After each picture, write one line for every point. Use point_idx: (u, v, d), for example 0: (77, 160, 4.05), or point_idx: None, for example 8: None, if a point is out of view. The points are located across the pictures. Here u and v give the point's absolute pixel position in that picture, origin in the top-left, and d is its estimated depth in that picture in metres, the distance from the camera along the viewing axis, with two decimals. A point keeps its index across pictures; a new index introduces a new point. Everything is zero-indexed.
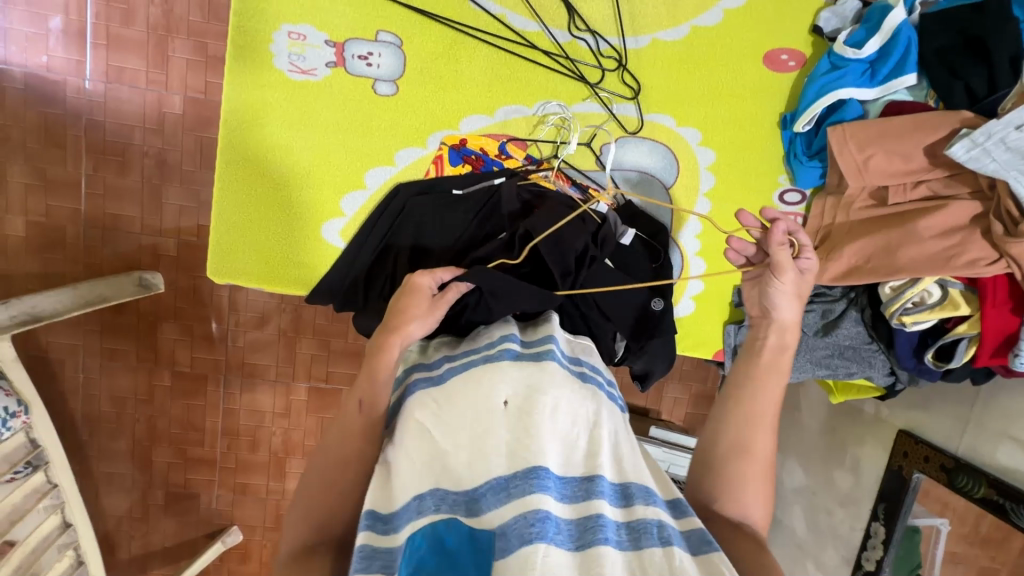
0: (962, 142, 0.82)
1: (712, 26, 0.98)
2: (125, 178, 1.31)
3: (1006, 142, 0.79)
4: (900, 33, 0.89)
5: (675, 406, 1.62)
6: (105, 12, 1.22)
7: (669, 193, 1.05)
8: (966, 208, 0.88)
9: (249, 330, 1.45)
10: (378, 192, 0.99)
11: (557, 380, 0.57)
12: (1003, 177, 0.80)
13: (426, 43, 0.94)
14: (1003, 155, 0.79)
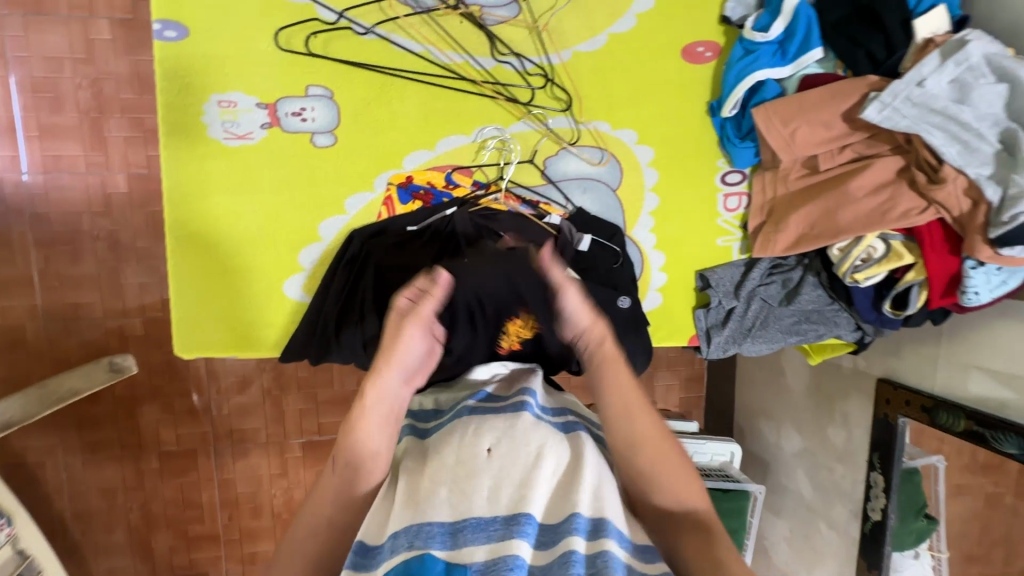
0: (873, 104, 0.87)
1: (627, 31, 1.03)
2: (79, 265, 1.29)
3: (911, 98, 0.85)
4: (800, 14, 0.95)
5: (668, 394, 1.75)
6: (33, 104, 1.21)
7: (617, 196, 1.08)
8: (889, 164, 0.93)
9: (232, 396, 1.42)
10: (334, 242, 0.99)
11: (537, 427, 0.59)
12: (917, 131, 0.85)
13: (357, 90, 0.96)
14: (911, 111, 0.85)
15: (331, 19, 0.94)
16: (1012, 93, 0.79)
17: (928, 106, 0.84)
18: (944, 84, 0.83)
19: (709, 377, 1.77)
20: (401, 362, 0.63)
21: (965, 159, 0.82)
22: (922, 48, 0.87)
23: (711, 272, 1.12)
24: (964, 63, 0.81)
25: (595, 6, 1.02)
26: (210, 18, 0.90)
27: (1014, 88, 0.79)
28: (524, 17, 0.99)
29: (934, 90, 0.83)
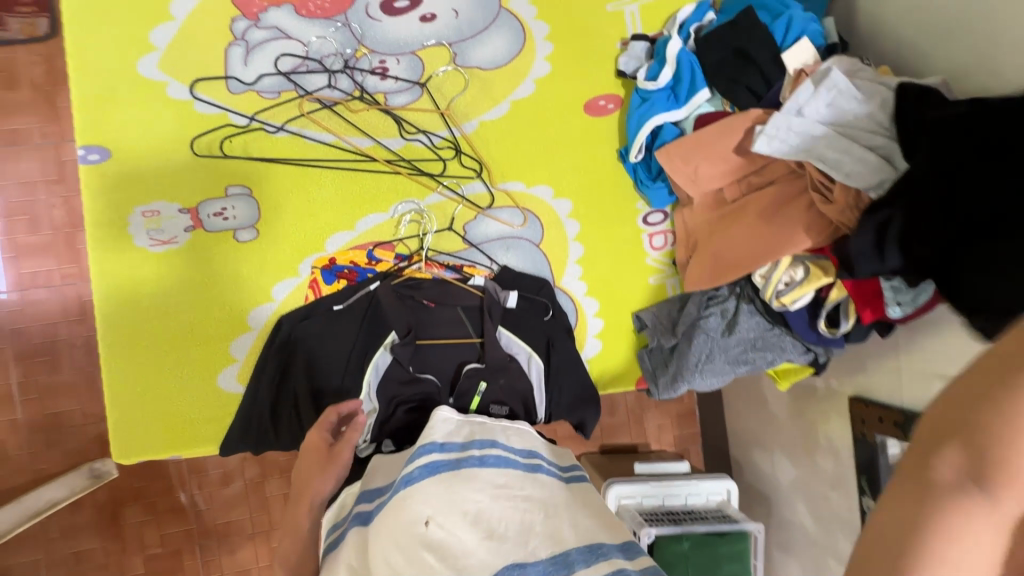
0: (761, 139, 0.88)
1: (528, 96, 1.09)
2: (58, 374, 1.33)
3: (794, 128, 0.86)
4: (682, 60, 1.02)
5: (661, 433, 1.72)
6: (10, 227, 1.29)
7: (541, 250, 1.10)
8: (787, 189, 0.92)
9: (217, 489, 1.41)
10: (264, 331, 1.01)
11: (473, 481, 0.69)
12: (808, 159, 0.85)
13: (274, 185, 1.01)
14: (799, 141, 0.86)
15: (244, 123, 1.00)
16: (881, 105, 0.80)
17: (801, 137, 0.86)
18: (822, 109, 0.85)
19: (700, 409, 1.74)
20: (340, 465, 0.77)
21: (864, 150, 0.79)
22: (794, 79, 0.92)
23: (645, 311, 1.12)
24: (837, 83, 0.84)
25: (493, 78, 1.08)
26: (132, 139, 0.97)
27: (892, 98, 0.80)
28: (427, 98, 1.06)
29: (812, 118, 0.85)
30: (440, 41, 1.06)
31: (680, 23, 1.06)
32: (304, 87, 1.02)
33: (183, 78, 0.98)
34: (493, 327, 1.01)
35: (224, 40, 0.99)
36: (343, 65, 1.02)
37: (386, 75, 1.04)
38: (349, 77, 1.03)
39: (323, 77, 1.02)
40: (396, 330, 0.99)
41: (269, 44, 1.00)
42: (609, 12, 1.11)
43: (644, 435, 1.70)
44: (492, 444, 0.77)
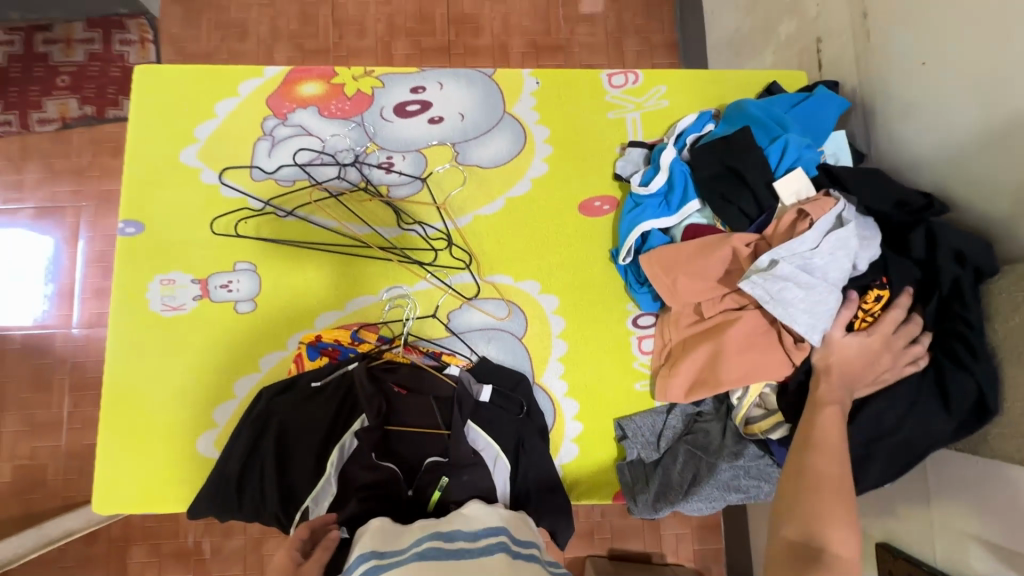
0: (749, 286, 0.86)
1: (524, 193, 1.13)
2: None
3: (776, 276, 0.85)
4: (674, 169, 1.02)
5: (679, 544, 1.57)
6: None
7: (523, 344, 1.09)
8: (757, 317, 0.93)
9: (220, 539, 1.50)
10: (246, 399, 1.06)
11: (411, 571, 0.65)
12: (790, 308, 0.85)
13: (277, 263, 1.09)
14: (780, 289, 0.85)
15: (259, 206, 1.11)
16: (844, 246, 0.84)
17: (783, 297, 0.85)
18: (797, 257, 0.85)
19: (724, 523, 1.57)
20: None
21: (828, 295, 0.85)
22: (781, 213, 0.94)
23: (629, 420, 1.05)
24: (807, 240, 0.86)
25: (492, 175, 1.13)
26: (164, 213, 1.10)
27: (850, 236, 0.84)
28: (426, 193, 1.12)
29: (791, 266, 0.85)
30: (444, 141, 1.14)
31: (678, 132, 1.07)
32: (317, 177, 1.12)
33: (216, 165, 1.12)
34: (462, 421, 0.98)
35: (256, 135, 1.13)
36: (354, 160, 1.12)
37: (391, 169, 1.13)
38: (358, 171, 1.12)
39: (334, 169, 1.12)
40: (367, 414, 1.00)
41: (293, 140, 1.13)
42: (610, 119, 1.15)
43: (658, 544, 1.55)
44: (432, 536, 0.74)
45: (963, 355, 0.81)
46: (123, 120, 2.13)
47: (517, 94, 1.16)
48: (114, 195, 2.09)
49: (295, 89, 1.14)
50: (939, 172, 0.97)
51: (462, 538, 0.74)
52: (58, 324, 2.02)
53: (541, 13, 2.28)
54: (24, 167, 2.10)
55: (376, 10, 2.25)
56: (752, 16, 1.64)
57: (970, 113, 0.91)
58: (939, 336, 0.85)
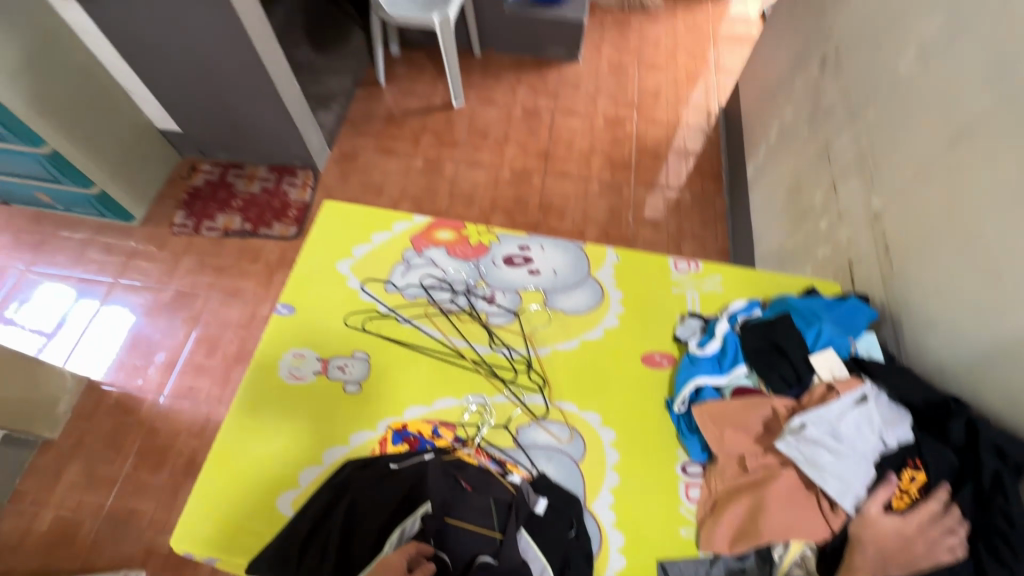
0: (783, 442, 1.02)
1: (597, 338, 1.36)
2: None
3: (805, 436, 1.01)
4: (727, 339, 1.23)
5: None
6: None
7: (579, 469, 1.20)
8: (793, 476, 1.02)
9: None
10: (330, 467, 1.19)
11: None
12: (819, 467, 0.98)
13: (386, 356, 1.33)
14: (809, 448, 1.00)
15: (385, 311, 1.39)
16: (864, 419, 1.01)
17: (816, 459, 0.99)
18: (824, 422, 1.01)
19: None
20: None
21: (854, 461, 0.98)
22: (823, 393, 1.09)
23: (672, 563, 1.10)
24: (832, 409, 1.02)
25: (572, 320, 1.38)
26: (313, 303, 1.39)
27: (870, 411, 1.02)
28: (517, 324, 1.38)
29: (819, 429, 1.01)
30: (538, 287, 1.43)
31: (731, 310, 1.29)
32: (434, 297, 1.41)
33: (361, 275, 1.44)
34: (516, 528, 1.07)
35: (396, 259, 1.47)
36: (466, 290, 1.42)
37: (493, 301, 1.41)
38: (467, 299, 1.41)
39: (448, 294, 1.41)
40: (430, 501, 1.10)
41: (423, 268, 1.45)
42: (674, 293, 1.42)
43: None
44: None
45: (1004, 554, 0.86)
46: (269, 237, 2.65)
47: (600, 263, 1.47)
48: (241, 291, 2.51)
49: (433, 234, 1.51)
50: (967, 374, 1.14)
51: None
52: (151, 389, 2.27)
53: (615, 212, 2.79)
54: (182, 259, 2.59)
55: (484, 190, 2.85)
56: (793, 239, 2.00)
57: (982, 330, 1.11)
58: (979, 528, 0.90)
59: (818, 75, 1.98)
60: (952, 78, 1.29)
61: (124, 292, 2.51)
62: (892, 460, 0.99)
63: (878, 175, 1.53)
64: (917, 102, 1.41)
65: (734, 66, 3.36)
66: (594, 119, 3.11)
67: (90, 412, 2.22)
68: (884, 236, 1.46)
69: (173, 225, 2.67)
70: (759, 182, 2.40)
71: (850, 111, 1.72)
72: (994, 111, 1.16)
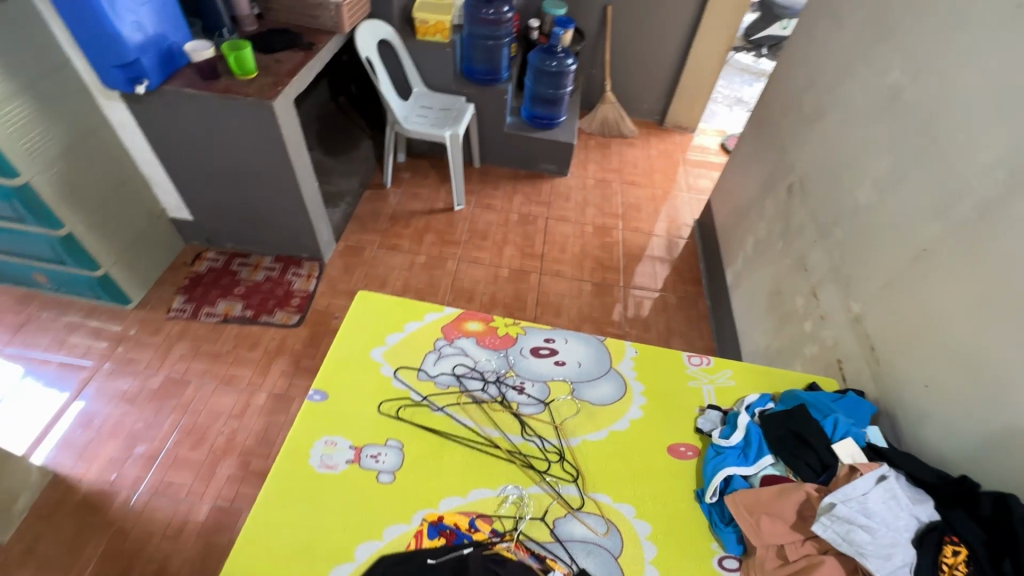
0: (818, 523, 1.05)
1: (623, 429, 1.41)
2: None
3: (838, 515, 1.05)
4: (750, 429, 1.32)
5: None
6: None
7: (618, 563, 1.19)
8: (834, 567, 1.06)
9: None
10: (362, 564, 1.14)
11: None
12: (855, 545, 1.02)
13: (420, 445, 1.33)
14: (841, 526, 1.04)
15: (418, 399, 1.42)
16: (890, 496, 1.07)
17: (853, 538, 1.02)
18: (852, 501, 1.07)
19: None
20: None
21: (885, 539, 1.02)
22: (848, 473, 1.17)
23: None
24: (857, 487, 1.09)
25: (599, 410, 1.44)
26: (346, 391, 1.41)
27: (894, 488, 1.08)
28: (547, 413, 1.42)
29: (849, 507, 1.05)
30: (564, 378, 1.50)
31: (747, 403, 1.40)
32: (466, 386, 1.46)
33: (394, 362, 1.48)
34: None
35: (428, 348, 1.53)
36: (496, 378, 1.48)
37: (522, 390, 1.46)
38: (497, 388, 1.46)
39: (480, 382, 1.47)
40: None
41: (454, 357, 1.52)
42: (691, 385, 1.52)
43: None
44: None
45: None
46: (269, 324, 2.64)
47: (620, 356, 1.57)
48: (235, 378, 2.44)
49: (463, 324, 1.59)
50: (966, 461, 1.25)
51: None
52: (125, 485, 2.10)
53: (607, 310, 2.96)
54: (175, 344, 2.54)
55: (484, 286, 2.99)
56: (779, 338, 2.18)
57: (971, 420, 1.25)
58: None
59: (786, 199, 2.30)
60: (905, 208, 1.57)
61: (107, 378, 2.39)
62: (930, 538, 1.03)
63: (852, 284, 1.76)
64: (878, 227, 1.68)
65: (703, 185, 3.81)
66: (583, 226, 3.40)
67: (51, 511, 2.01)
68: (867, 336, 1.64)
69: (170, 309, 2.65)
70: (739, 287, 2.64)
71: (819, 230, 2.00)
72: (945, 237, 1.40)
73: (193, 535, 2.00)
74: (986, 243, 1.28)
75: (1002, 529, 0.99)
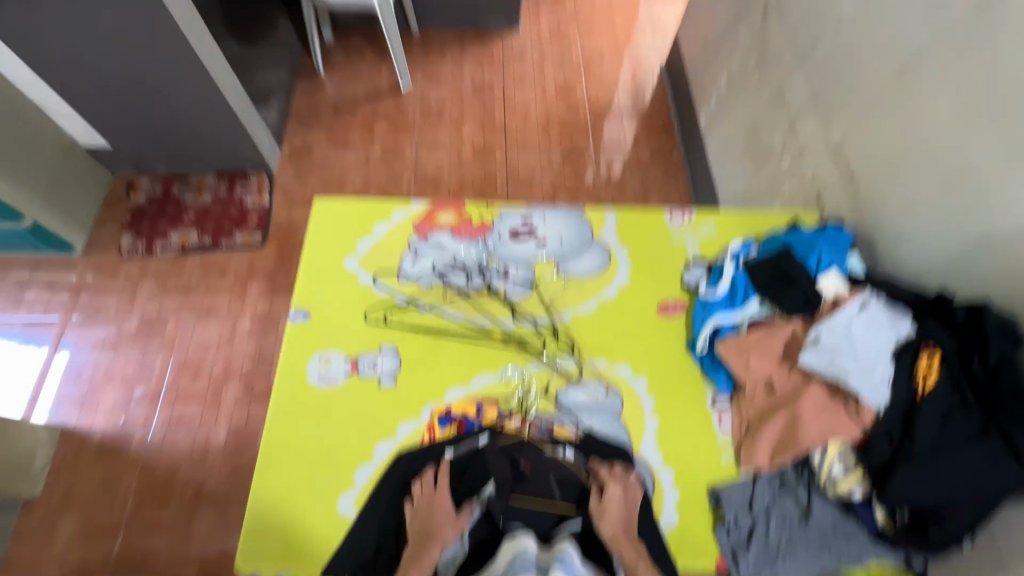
0: (805, 355, 1.14)
1: (612, 296, 1.42)
2: None
3: (820, 346, 1.13)
4: (737, 278, 1.35)
5: None
6: None
7: (621, 419, 1.27)
8: (819, 391, 1.13)
9: None
10: (383, 462, 1.20)
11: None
12: (836, 368, 1.10)
13: (415, 345, 1.33)
14: (824, 355, 1.11)
15: (403, 302, 1.38)
16: (869, 321, 1.12)
17: (836, 363, 1.10)
18: (834, 331, 1.13)
19: None
20: None
21: (865, 358, 1.08)
22: (832, 304, 1.21)
23: (721, 488, 1.20)
24: (841, 317, 1.14)
25: (586, 282, 1.44)
26: (328, 306, 1.37)
27: (875, 312, 1.12)
28: (535, 294, 1.41)
29: (831, 337, 1.13)
30: (548, 256, 1.46)
31: (731, 252, 1.39)
32: (449, 281, 1.42)
33: (371, 269, 1.42)
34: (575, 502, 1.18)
35: (403, 248, 1.45)
36: (479, 268, 1.44)
37: (508, 275, 1.43)
38: (482, 278, 1.43)
39: (463, 274, 1.43)
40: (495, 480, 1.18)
41: (432, 253, 1.45)
42: (675, 242, 1.50)
43: None
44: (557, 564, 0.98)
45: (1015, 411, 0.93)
46: (232, 248, 2.51)
47: (602, 224, 1.52)
48: (214, 307, 2.37)
49: (434, 217, 1.50)
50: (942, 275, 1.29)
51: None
52: (138, 424, 2.14)
53: (580, 175, 2.85)
54: (140, 284, 2.41)
55: (449, 171, 2.81)
56: (757, 179, 2.13)
57: (948, 235, 1.26)
58: (990, 393, 0.97)
59: (761, 22, 2.09)
60: (894, 13, 1.42)
61: (81, 328, 2.31)
62: (909, 348, 1.08)
63: (833, 110, 1.67)
64: (862, 39, 1.53)
65: (668, 19, 3.45)
66: (544, 86, 3.13)
67: (74, 460, 2.07)
68: (847, 164, 1.60)
69: (121, 248, 2.47)
70: (714, 130, 2.52)
71: (799, 53, 1.84)
72: (936, 41, 1.29)
73: (218, 457, 2.10)
74: (980, 45, 1.18)
75: (970, 332, 1.02)
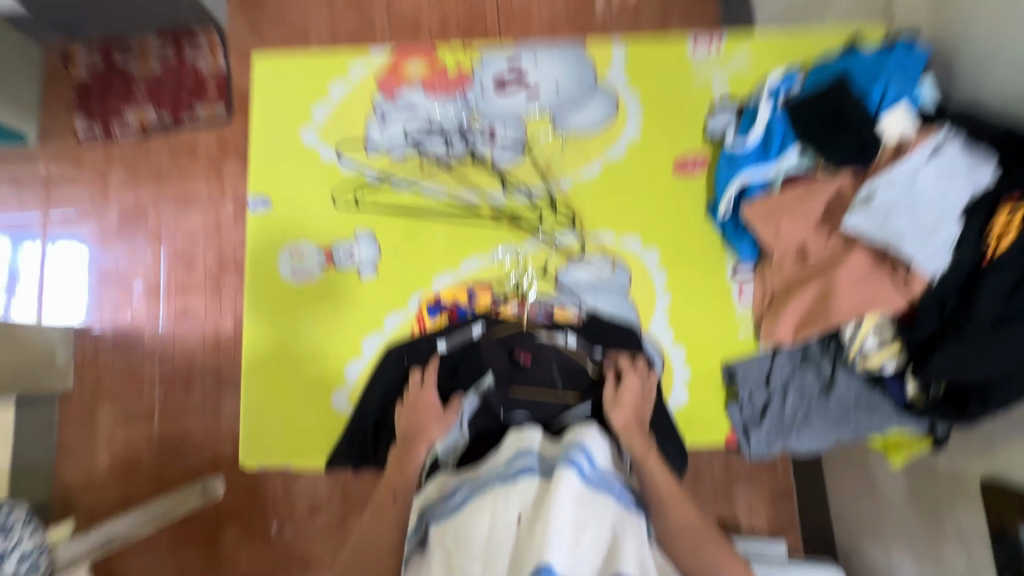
0: (851, 216, 0.95)
1: (620, 155, 1.19)
2: None
3: (872, 204, 0.93)
4: (773, 123, 1.10)
5: (753, 507, 1.63)
6: None
7: (629, 297, 1.15)
8: (861, 258, 0.97)
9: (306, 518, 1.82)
10: (373, 356, 1.14)
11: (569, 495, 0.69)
12: (887, 230, 0.92)
13: (394, 229, 1.17)
14: (876, 215, 0.93)
15: (375, 179, 1.19)
16: (942, 168, 0.89)
17: (889, 225, 0.91)
18: (892, 185, 0.92)
19: (798, 485, 1.62)
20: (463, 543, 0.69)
21: (929, 217, 0.89)
22: (894, 150, 0.97)
23: (738, 364, 1.12)
24: (905, 168, 0.92)
25: (588, 139, 1.20)
26: (290, 190, 1.18)
27: (952, 156, 0.89)
28: (528, 158, 1.20)
29: (887, 194, 0.92)
30: (542, 109, 1.21)
31: (769, 88, 1.12)
32: (425, 149, 1.20)
33: (333, 142, 1.20)
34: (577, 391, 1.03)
35: (366, 113, 1.21)
36: (459, 131, 1.20)
37: (494, 137, 1.20)
38: (463, 142, 1.20)
39: (441, 140, 1.20)
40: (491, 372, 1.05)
41: (402, 116, 1.21)
42: (698, 80, 1.21)
43: (733, 509, 1.62)
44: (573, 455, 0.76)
45: None
46: (196, 124, 2.24)
47: (608, 61, 1.22)
48: (191, 194, 2.20)
49: (400, 69, 1.22)
50: None
51: (597, 468, 0.77)
52: (145, 318, 2.14)
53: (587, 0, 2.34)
54: (108, 173, 2.23)
55: (429, 8, 2.34)
56: None
57: None
58: None
59: None
60: None
61: (62, 225, 2.20)
62: (986, 201, 0.87)
63: None
64: None
65: None
66: None
67: (94, 354, 2.12)
68: None
69: (78, 134, 2.23)
70: None
71: None
72: None
73: (229, 344, 2.12)
74: None
75: None
